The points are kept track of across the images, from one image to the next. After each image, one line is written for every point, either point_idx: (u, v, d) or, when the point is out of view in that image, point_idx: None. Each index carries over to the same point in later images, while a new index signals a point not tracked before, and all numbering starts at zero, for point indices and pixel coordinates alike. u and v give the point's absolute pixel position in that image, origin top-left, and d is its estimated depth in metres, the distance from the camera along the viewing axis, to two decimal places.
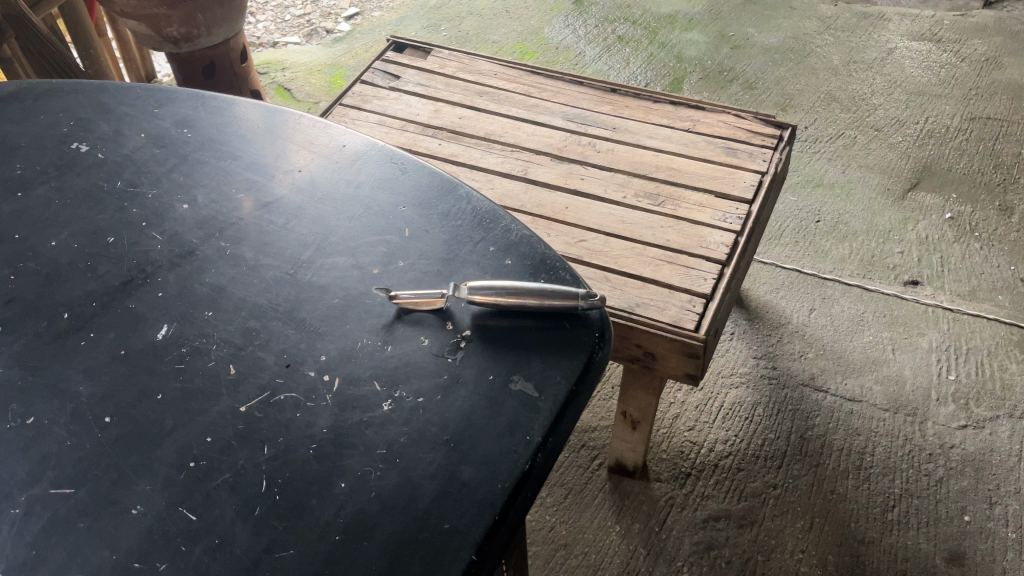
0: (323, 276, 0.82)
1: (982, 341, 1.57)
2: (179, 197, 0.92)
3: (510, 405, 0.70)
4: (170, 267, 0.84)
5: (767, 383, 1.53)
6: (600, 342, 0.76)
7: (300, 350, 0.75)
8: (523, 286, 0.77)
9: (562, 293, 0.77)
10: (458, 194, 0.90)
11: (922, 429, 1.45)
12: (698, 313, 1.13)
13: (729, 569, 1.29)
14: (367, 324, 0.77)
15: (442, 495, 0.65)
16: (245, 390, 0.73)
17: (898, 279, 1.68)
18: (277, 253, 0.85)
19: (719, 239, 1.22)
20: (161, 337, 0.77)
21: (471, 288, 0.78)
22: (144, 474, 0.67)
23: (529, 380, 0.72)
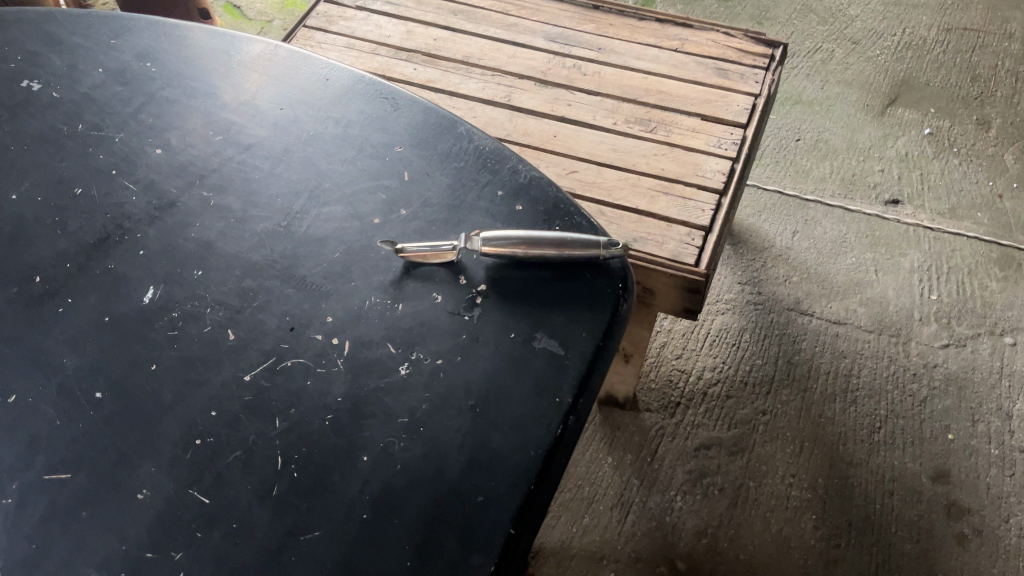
0: (320, 227, 0.76)
1: (962, 259, 1.57)
2: (151, 140, 0.84)
3: (536, 365, 0.66)
4: (149, 222, 0.77)
5: (752, 308, 1.51)
6: (624, 292, 0.71)
7: (303, 311, 0.70)
8: (540, 235, 0.72)
9: (585, 242, 0.72)
10: (458, 133, 0.83)
11: (905, 349, 1.46)
12: (698, 246, 1.10)
13: (721, 497, 1.31)
14: (373, 281, 0.72)
15: (472, 465, 0.61)
16: (248, 357, 0.67)
17: (879, 199, 1.67)
18: (266, 203, 0.78)
19: (715, 166, 1.18)
20: (147, 300, 0.71)
21: (483, 238, 0.72)
22: (145, 455, 0.62)
23: (553, 337, 0.68)
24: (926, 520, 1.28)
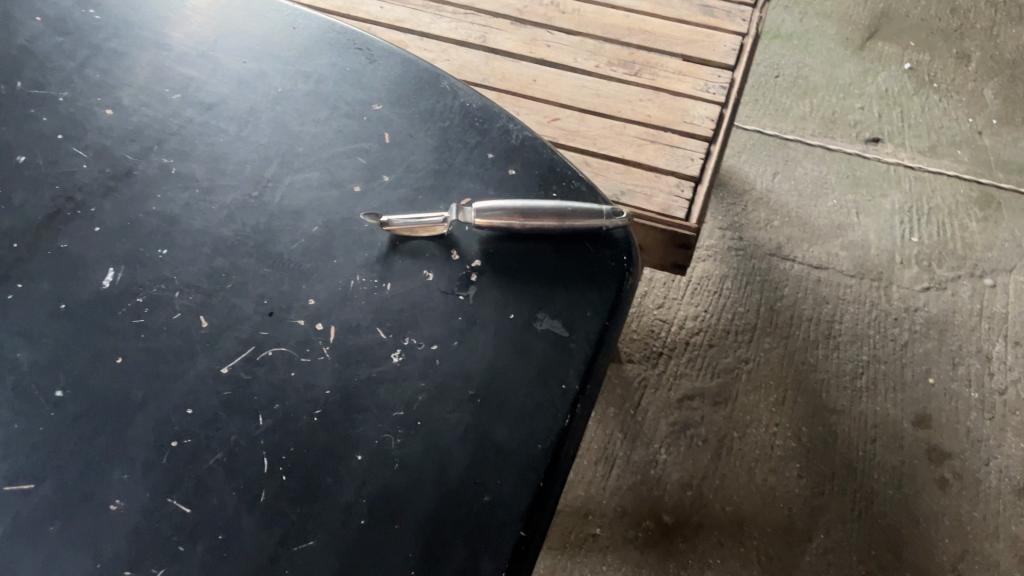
0: (294, 197, 0.69)
1: (943, 200, 1.55)
2: (99, 99, 0.75)
3: (539, 349, 0.62)
4: (104, 193, 0.69)
5: (734, 254, 1.48)
6: (628, 266, 0.67)
7: (282, 294, 0.64)
8: (538, 205, 0.66)
9: (587, 215, 0.66)
10: (442, 89, 0.77)
11: (887, 294, 1.44)
12: (688, 199, 1.05)
13: (706, 448, 1.30)
14: (357, 258, 0.66)
15: (476, 461, 0.57)
16: (224, 347, 0.62)
17: (859, 137, 1.63)
18: (234, 170, 0.71)
19: (703, 112, 1.13)
20: (108, 284, 0.65)
21: (476, 209, 0.67)
22: (116, 460, 0.57)
23: (555, 317, 0.63)
24: (908, 466, 1.28)
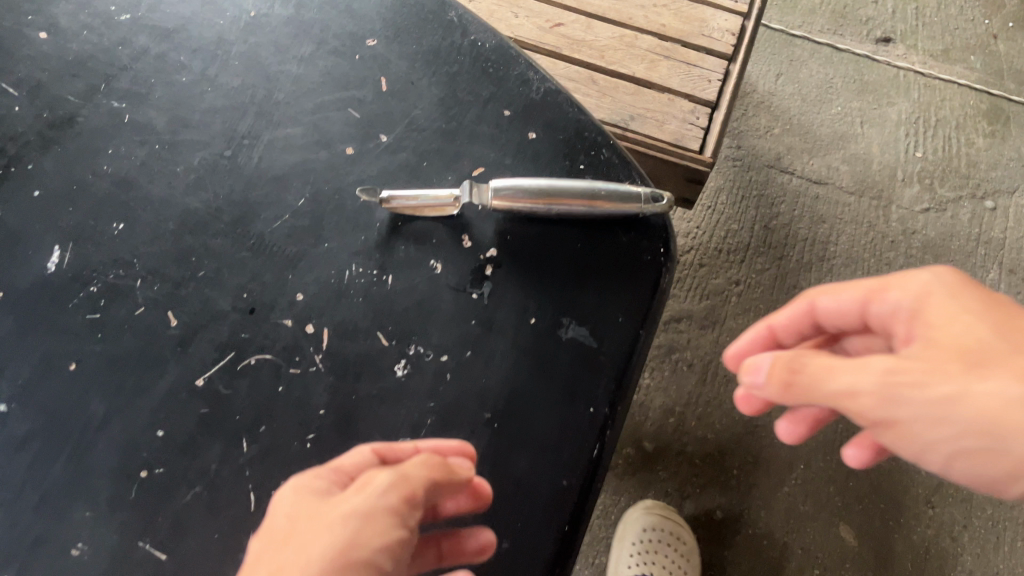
0: (274, 158, 0.58)
1: (952, 111, 1.46)
2: (31, 18, 0.62)
3: (564, 362, 0.54)
4: (42, 146, 0.57)
5: (730, 165, 1.40)
6: (666, 260, 0.58)
7: (265, 286, 0.55)
8: (566, 187, 0.57)
9: (621, 198, 0.57)
10: (448, 20, 0.64)
11: (886, 214, 1.37)
12: (703, 129, 0.95)
13: (691, 374, 1.26)
14: (352, 243, 0.56)
15: (495, 499, 0.50)
16: (199, 353, 0.53)
17: (869, 36, 1.53)
18: (201, 122, 0.59)
19: (723, 24, 1.01)
20: (53, 267, 0.54)
21: (494, 188, 0.57)
22: (76, 493, 0.49)
23: (583, 323, 0.55)
24: None
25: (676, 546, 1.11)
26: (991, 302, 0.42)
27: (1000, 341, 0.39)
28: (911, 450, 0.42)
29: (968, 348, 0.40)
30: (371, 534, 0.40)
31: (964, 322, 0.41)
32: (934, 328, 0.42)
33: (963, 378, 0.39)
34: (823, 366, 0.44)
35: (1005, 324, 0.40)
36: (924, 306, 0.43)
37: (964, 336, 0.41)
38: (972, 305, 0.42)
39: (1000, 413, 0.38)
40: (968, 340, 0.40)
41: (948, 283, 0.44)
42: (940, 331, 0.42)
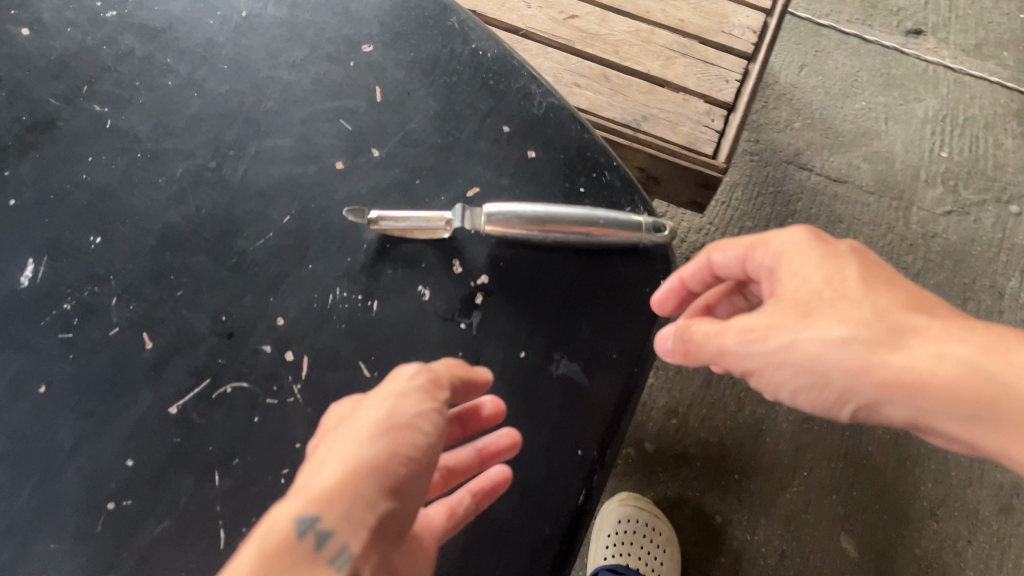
0: (260, 171, 0.56)
1: (981, 110, 1.41)
2: (14, 12, 0.59)
3: (552, 400, 0.52)
4: (20, 151, 0.55)
5: (747, 160, 1.35)
6: None
7: (244, 309, 0.52)
8: (565, 214, 0.54)
9: (620, 227, 0.54)
10: (449, 27, 0.61)
11: (906, 216, 1.32)
12: (717, 132, 0.91)
13: (696, 375, 1.24)
14: (337, 264, 0.54)
15: (474, 547, 0.48)
16: (173, 379, 0.51)
17: (899, 28, 1.47)
18: (185, 129, 0.57)
19: (744, 21, 0.97)
20: (27, 281, 0.52)
21: (488, 212, 0.54)
22: (41, 524, 0.47)
23: (574, 359, 0.53)
24: None
25: (652, 537, 1.09)
26: (834, 252, 0.47)
27: (825, 289, 0.45)
28: (772, 392, 0.49)
29: (804, 300, 0.46)
30: (408, 403, 0.44)
31: (804, 275, 0.47)
32: (783, 281, 0.48)
33: (794, 329, 0.45)
34: (702, 330, 0.50)
35: (838, 275, 0.45)
36: (779, 259, 0.49)
37: (801, 289, 0.46)
38: (817, 257, 0.47)
39: (821, 357, 0.44)
40: (806, 292, 0.46)
41: (801, 241, 0.48)
42: (788, 283, 0.47)
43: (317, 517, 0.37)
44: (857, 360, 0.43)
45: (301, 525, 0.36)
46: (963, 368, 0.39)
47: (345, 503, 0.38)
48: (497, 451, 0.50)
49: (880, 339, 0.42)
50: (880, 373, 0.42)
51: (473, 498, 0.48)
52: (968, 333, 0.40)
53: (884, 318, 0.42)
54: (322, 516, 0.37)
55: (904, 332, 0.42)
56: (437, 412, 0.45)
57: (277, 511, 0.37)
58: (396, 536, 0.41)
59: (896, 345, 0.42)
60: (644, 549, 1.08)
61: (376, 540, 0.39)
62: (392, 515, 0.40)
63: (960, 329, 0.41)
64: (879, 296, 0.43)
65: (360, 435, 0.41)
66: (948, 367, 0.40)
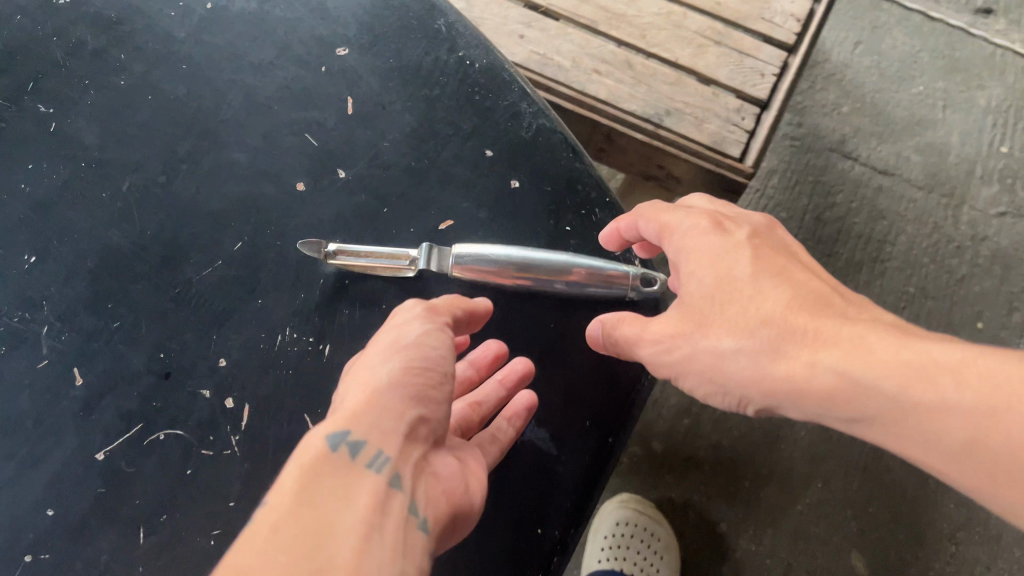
0: (213, 189, 0.51)
1: None
2: None
3: (515, 468, 0.47)
4: None
5: (788, 145, 1.26)
6: None
7: (185, 347, 0.48)
8: (545, 261, 0.48)
9: (609, 274, 0.49)
10: (435, 31, 0.55)
11: (955, 215, 1.22)
12: (748, 132, 0.83)
13: None
14: (289, 301, 0.49)
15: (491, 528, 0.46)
16: (103, 421, 0.47)
17: (968, 6, 1.34)
18: (135, 138, 0.51)
19: (788, 6, 0.88)
20: None
21: (458, 257, 0.49)
22: None
23: (542, 425, 0.48)
24: None
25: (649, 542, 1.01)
26: (724, 248, 0.43)
27: (715, 295, 0.42)
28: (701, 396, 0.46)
29: (700, 307, 0.43)
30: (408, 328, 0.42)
31: (699, 276, 0.44)
32: (684, 280, 0.45)
33: (694, 339, 0.43)
34: (622, 332, 0.47)
35: (727, 275, 0.42)
36: (681, 255, 0.46)
37: (697, 292, 0.44)
38: (712, 253, 0.44)
39: (720, 368, 0.42)
40: (701, 295, 0.43)
41: (703, 235, 0.45)
42: (688, 285, 0.44)
43: (347, 431, 0.35)
44: (754, 374, 0.40)
45: (331, 439, 0.35)
46: (832, 378, 0.35)
47: (370, 415, 0.37)
48: (516, 379, 0.48)
49: (763, 349, 0.39)
50: (772, 386, 0.39)
51: (508, 423, 0.47)
52: (836, 330, 0.36)
53: (769, 324, 0.39)
54: (351, 431, 0.36)
55: (786, 338, 0.38)
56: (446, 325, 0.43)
57: (307, 436, 0.36)
58: (434, 444, 0.39)
59: (778, 354, 0.38)
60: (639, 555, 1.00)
61: (414, 445, 0.37)
62: (425, 420, 0.38)
63: (832, 327, 0.37)
64: (763, 299, 0.40)
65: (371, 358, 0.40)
66: (817, 376, 0.36)
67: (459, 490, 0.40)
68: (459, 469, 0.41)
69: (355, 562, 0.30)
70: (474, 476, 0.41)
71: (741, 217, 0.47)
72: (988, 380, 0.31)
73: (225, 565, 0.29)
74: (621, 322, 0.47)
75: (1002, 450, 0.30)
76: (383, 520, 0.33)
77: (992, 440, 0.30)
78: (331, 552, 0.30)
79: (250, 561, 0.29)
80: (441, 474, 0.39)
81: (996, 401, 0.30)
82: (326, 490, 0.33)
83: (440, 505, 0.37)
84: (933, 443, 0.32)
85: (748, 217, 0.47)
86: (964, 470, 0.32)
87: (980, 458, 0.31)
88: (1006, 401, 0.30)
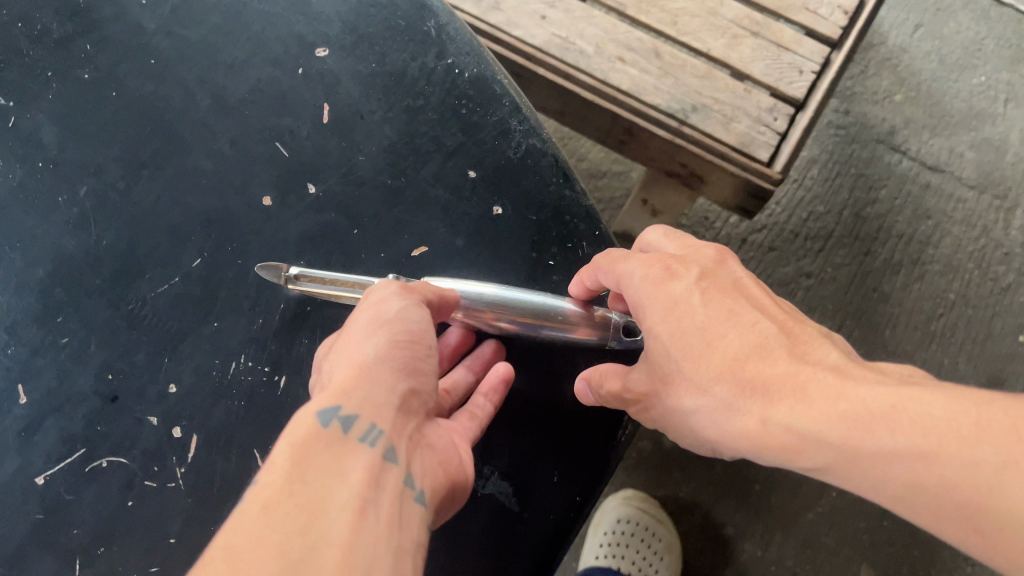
0: (173, 197, 0.48)
1: None
2: None
3: (474, 524, 0.44)
4: None
5: (830, 132, 1.04)
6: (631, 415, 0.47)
7: (134, 369, 0.45)
8: (519, 306, 0.44)
9: (567, 317, 0.44)
10: (423, 34, 0.51)
11: (1007, 218, 1.02)
12: (778, 133, 0.76)
13: None
14: (246, 327, 0.46)
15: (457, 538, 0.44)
16: (45, 443, 0.44)
17: None
18: (93, 139, 0.49)
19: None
20: None
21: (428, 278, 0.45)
22: None
23: (506, 478, 0.45)
24: None
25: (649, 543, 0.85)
26: (671, 303, 0.40)
27: (671, 352, 0.39)
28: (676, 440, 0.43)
29: (661, 361, 0.40)
30: (388, 302, 0.40)
31: (654, 329, 0.40)
32: (645, 335, 0.41)
33: (663, 396, 0.40)
34: (605, 386, 0.43)
35: (679, 329, 0.39)
36: (637, 308, 0.42)
37: (656, 343, 0.40)
38: (662, 307, 0.40)
39: (691, 424, 0.39)
40: (659, 349, 0.40)
41: (652, 280, 0.41)
42: (647, 338, 0.41)
43: (337, 407, 0.34)
44: (717, 431, 0.37)
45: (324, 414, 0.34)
46: (783, 433, 0.33)
47: (361, 389, 0.35)
48: (484, 363, 0.47)
49: (720, 406, 0.36)
50: (737, 444, 0.36)
51: (484, 399, 0.44)
52: (776, 377, 0.34)
53: (724, 380, 0.36)
54: (341, 407, 0.34)
55: (742, 392, 0.35)
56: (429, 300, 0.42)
57: (297, 415, 0.34)
58: (425, 417, 0.38)
59: (733, 408, 0.35)
60: (637, 555, 0.85)
61: (406, 418, 0.36)
62: (415, 395, 0.37)
63: (779, 376, 0.34)
64: (714, 350, 0.37)
65: (356, 335, 0.39)
66: (768, 433, 0.33)
67: (453, 462, 0.39)
68: (451, 440, 0.39)
69: (350, 539, 0.29)
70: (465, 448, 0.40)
71: (689, 254, 0.43)
72: (919, 422, 0.29)
73: (215, 548, 0.28)
74: (606, 378, 0.43)
75: (942, 491, 0.27)
76: (375, 494, 0.32)
77: (927, 479, 0.28)
78: (322, 528, 0.29)
79: (241, 544, 0.28)
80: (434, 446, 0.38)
81: (929, 440, 0.28)
82: (318, 467, 0.32)
83: (435, 477, 0.36)
84: (881, 488, 0.30)
85: (697, 251, 0.44)
86: (911, 507, 0.29)
87: (925, 500, 0.28)
88: (938, 442, 0.28)
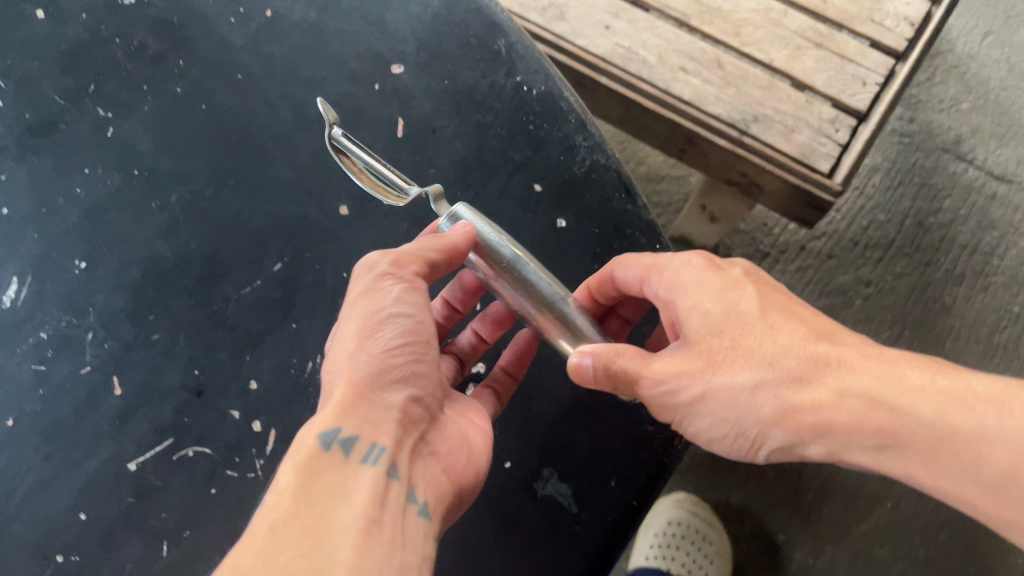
0: (257, 205, 0.51)
1: None
2: None
3: (533, 523, 0.46)
4: (16, 152, 0.51)
5: (895, 142, 1.02)
6: None
7: (218, 365, 0.48)
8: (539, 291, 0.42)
9: (570, 321, 0.42)
10: (494, 53, 0.54)
11: None
12: (842, 145, 0.75)
13: None
14: (322, 329, 0.49)
15: (518, 532, 0.46)
16: (135, 433, 0.47)
17: None
18: (183, 149, 0.52)
19: (900, 9, 0.80)
20: (9, 299, 0.49)
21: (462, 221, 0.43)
22: None
23: (565, 481, 0.47)
24: None
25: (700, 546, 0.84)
26: (727, 283, 0.40)
27: (725, 331, 0.39)
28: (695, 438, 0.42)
29: (705, 343, 0.39)
30: (383, 298, 0.40)
31: (702, 307, 0.40)
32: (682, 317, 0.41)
33: (706, 378, 0.39)
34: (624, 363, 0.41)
35: (733, 306, 0.39)
36: (675, 292, 0.41)
37: (699, 327, 0.40)
38: (714, 286, 0.40)
39: (736, 408, 0.38)
40: (705, 330, 0.39)
41: (699, 267, 0.42)
42: (687, 320, 0.40)
43: (338, 428, 0.36)
44: (778, 406, 0.37)
45: (324, 437, 0.35)
46: (862, 405, 0.35)
47: (359, 409, 0.37)
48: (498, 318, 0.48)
49: (784, 379, 0.37)
50: (805, 415, 0.36)
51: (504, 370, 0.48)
52: (857, 362, 0.36)
53: (792, 355, 0.37)
54: (342, 427, 0.36)
55: (819, 366, 0.36)
56: (420, 276, 0.41)
57: (301, 433, 0.36)
58: (425, 424, 0.40)
59: (803, 382, 0.36)
60: (687, 558, 0.84)
61: (405, 431, 0.38)
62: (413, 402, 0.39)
63: (855, 359, 0.36)
64: (776, 332, 0.38)
65: (352, 339, 0.39)
66: (846, 404, 0.35)
67: (456, 466, 0.41)
68: (454, 442, 0.41)
69: (357, 556, 0.30)
70: (470, 443, 0.42)
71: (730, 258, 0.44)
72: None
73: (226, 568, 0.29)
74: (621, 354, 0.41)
75: None
76: (380, 512, 0.34)
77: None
78: (330, 550, 0.30)
79: (251, 564, 0.29)
80: (436, 452, 0.40)
81: None
82: (325, 487, 0.34)
83: (436, 487, 0.39)
84: (971, 472, 0.32)
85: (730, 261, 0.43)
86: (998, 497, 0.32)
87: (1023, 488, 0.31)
88: None
